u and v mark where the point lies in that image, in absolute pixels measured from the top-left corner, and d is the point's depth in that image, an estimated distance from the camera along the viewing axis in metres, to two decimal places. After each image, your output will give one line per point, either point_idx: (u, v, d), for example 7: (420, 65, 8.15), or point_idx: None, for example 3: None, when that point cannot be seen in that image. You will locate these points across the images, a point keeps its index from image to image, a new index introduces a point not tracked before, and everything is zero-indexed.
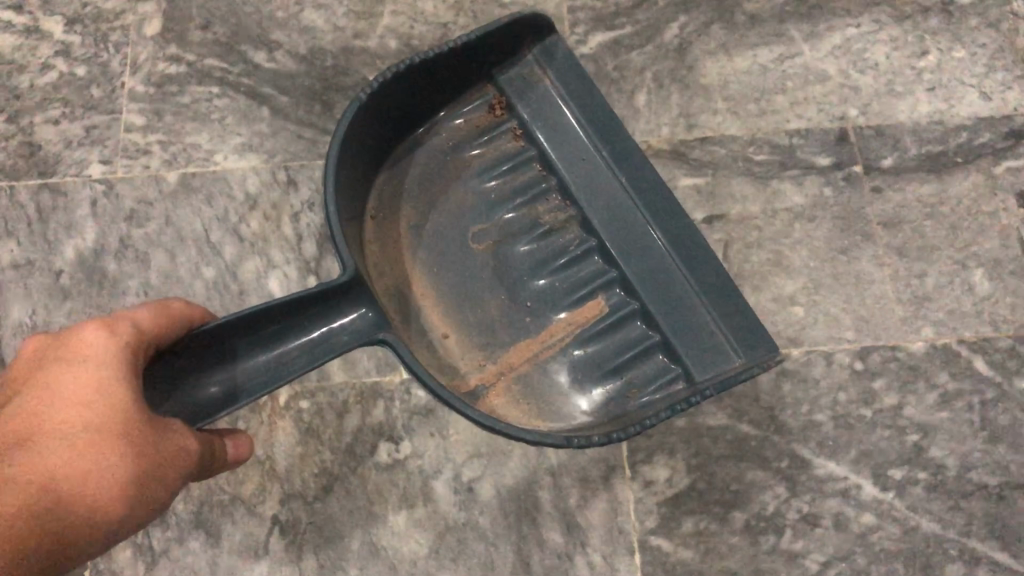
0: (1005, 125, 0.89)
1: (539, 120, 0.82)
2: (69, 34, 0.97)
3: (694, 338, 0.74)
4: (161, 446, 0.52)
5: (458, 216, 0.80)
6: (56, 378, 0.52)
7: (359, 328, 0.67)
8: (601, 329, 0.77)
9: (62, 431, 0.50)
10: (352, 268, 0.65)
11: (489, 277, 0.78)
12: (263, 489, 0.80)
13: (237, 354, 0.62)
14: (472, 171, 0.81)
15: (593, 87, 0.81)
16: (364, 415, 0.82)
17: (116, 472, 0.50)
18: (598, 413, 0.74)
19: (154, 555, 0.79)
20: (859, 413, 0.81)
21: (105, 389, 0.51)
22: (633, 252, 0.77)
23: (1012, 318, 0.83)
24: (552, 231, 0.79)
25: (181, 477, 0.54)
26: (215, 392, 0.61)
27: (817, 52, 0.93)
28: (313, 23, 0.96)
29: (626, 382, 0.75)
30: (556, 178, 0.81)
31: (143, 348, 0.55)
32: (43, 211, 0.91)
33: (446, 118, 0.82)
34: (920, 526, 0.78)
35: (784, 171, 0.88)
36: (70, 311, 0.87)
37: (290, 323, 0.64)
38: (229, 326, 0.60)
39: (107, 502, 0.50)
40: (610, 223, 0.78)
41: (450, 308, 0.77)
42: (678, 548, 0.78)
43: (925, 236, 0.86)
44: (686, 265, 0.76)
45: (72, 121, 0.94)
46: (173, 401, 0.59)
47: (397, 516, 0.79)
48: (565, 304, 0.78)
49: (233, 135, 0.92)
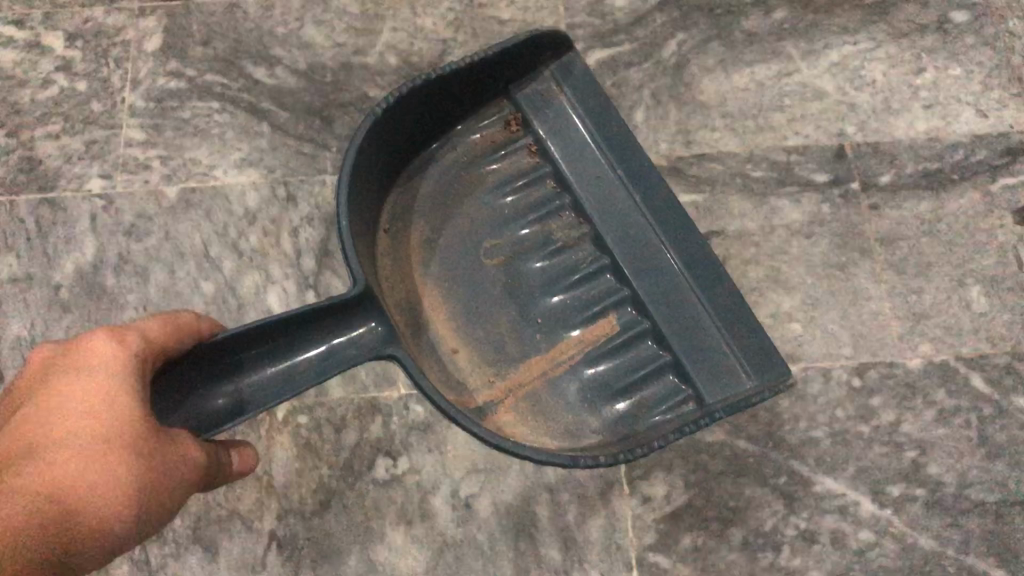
0: (1002, 142, 0.90)
1: (554, 137, 0.82)
2: (69, 50, 0.98)
3: (706, 361, 0.74)
4: (164, 456, 0.52)
5: (470, 230, 0.80)
6: (65, 387, 0.52)
7: (367, 343, 0.66)
8: (613, 347, 0.77)
9: (70, 438, 0.50)
10: (361, 284, 0.65)
11: (501, 292, 0.78)
12: (261, 505, 0.80)
13: (245, 365, 0.62)
14: (486, 186, 0.82)
15: (608, 104, 0.81)
16: (362, 430, 0.82)
17: (121, 475, 0.50)
18: (607, 432, 0.74)
19: (151, 570, 0.79)
20: (856, 429, 0.81)
21: (111, 395, 0.51)
22: (646, 271, 0.77)
23: (1009, 335, 0.83)
24: (565, 248, 0.80)
25: (187, 488, 0.54)
26: (221, 405, 0.61)
27: (815, 70, 0.93)
28: (313, 38, 0.96)
29: (636, 403, 0.76)
30: (570, 195, 0.81)
31: (152, 359, 0.55)
32: (42, 225, 0.91)
33: (461, 132, 0.82)
34: (918, 543, 0.78)
35: (782, 188, 0.88)
36: (69, 325, 0.87)
37: (298, 336, 0.64)
38: (238, 338, 0.60)
39: (115, 509, 0.49)
40: (624, 240, 0.78)
41: (460, 322, 0.77)
42: (677, 564, 0.78)
43: (922, 252, 0.86)
44: (700, 287, 0.76)
45: (72, 136, 0.94)
46: (180, 413, 0.60)
47: (395, 532, 0.79)
48: (577, 320, 0.78)
49: (232, 150, 0.92)
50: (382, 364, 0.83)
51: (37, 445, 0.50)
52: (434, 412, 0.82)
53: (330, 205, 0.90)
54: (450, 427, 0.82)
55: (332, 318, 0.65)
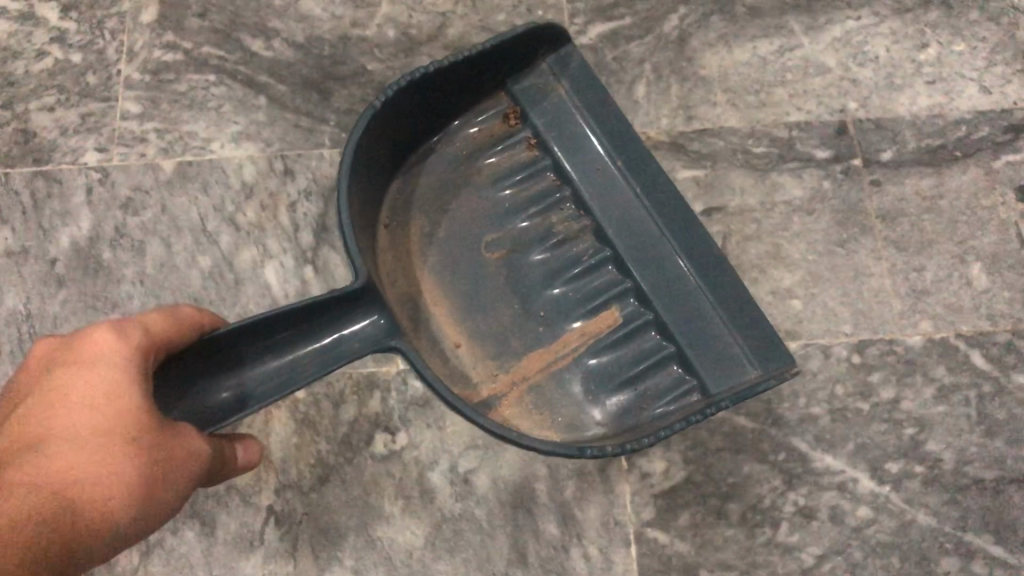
0: (1004, 119, 0.89)
1: (552, 129, 0.81)
2: (65, 21, 0.97)
3: (711, 351, 0.73)
4: (173, 450, 0.53)
5: (471, 224, 0.80)
6: (66, 383, 0.52)
7: (370, 335, 0.66)
8: (616, 339, 0.76)
9: (71, 434, 0.50)
10: (364, 275, 0.65)
11: (502, 286, 0.78)
12: (258, 479, 0.80)
13: (246, 360, 0.62)
14: (484, 180, 0.81)
15: (606, 97, 0.80)
16: (361, 405, 0.82)
17: (126, 476, 0.50)
18: (611, 425, 0.74)
19: (149, 544, 0.79)
20: (855, 406, 0.81)
21: (115, 392, 0.51)
22: (648, 263, 0.76)
23: (1009, 313, 0.83)
24: (564, 241, 0.79)
25: (194, 477, 0.54)
26: (225, 398, 0.61)
27: (817, 45, 0.92)
28: (311, 11, 0.95)
29: (640, 394, 0.75)
30: (570, 188, 0.80)
31: (158, 351, 0.55)
32: (38, 198, 0.90)
33: (459, 127, 0.82)
34: (916, 520, 0.78)
35: (784, 164, 0.88)
36: (65, 300, 0.87)
37: (300, 331, 0.64)
38: (240, 332, 0.60)
39: (118, 506, 0.49)
40: (625, 234, 0.77)
41: (461, 316, 0.77)
42: (675, 540, 0.78)
43: (923, 229, 0.86)
44: (703, 277, 0.75)
45: (68, 109, 0.93)
46: (184, 405, 0.59)
47: (393, 507, 0.79)
48: (578, 313, 0.78)
49: (229, 124, 0.92)
50: None
51: (38, 442, 0.50)
52: None
53: (328, 179, 0.89)
54: None
55: (336, 311, 0.65)
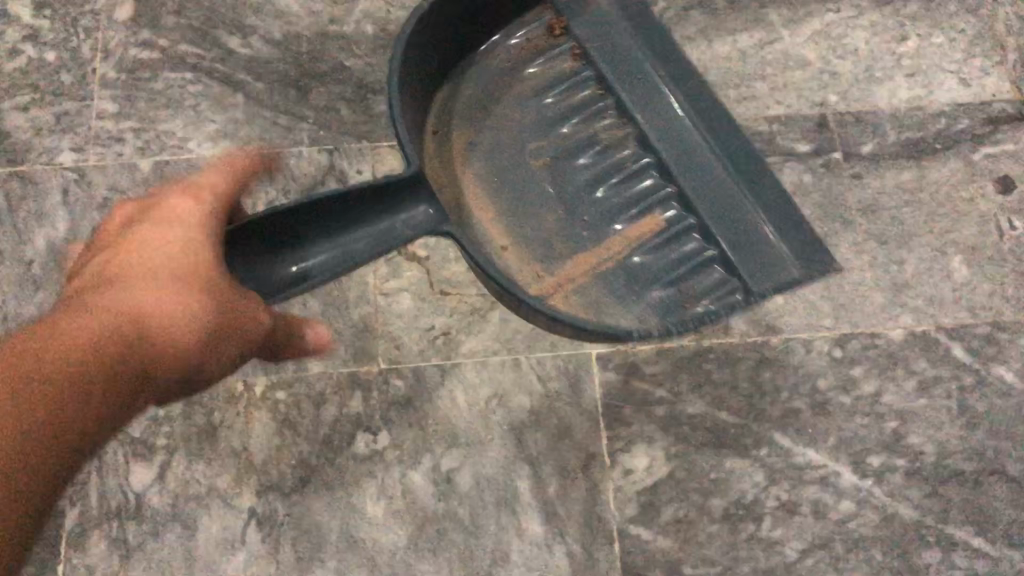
0: (982, 111, 0.90)
1: (595, 42, 0.85)
2: (38, 19, 0.95)
3: (755, 249, 0.80)
4: (235, 301, 0.59)
5: (513, 131, 0.84)
6: (147, 234, 0.60)
7: (418, 224, 0.72)
8: (661, 240, 0.81)
9: (148, 274, 0.57)
10: (415, 163, 0.69)
11: (547, 190, 0.82)
12: (240, 481, 0.79)
13: (309, 242, 0.68)
14: (524, 92, 0.85)
15: (646, 10, 0.86)
16: (342, 406, 0.81)
17: (199, 314, 0.56)
18: (656, 321, 0.78)
19: (130, 548, 0.78)
20: (837, 400, 0.81)
21: (191, 243, 0.59)
22: (690, 166, 0.82)
23: (989, 305, 0.83)
24: (609, 147, 0.83)
25: (255, 333, 0.61)
26: (293, 272, 0.68)
27: (798, 37, 0.92)
28: (287, 7, 0.94)
29: (681, 292, 0.80)
30: (613, 97, 0.84)
31: (224, 207, 0.63)
32: (13, 199, 0.89)
33: (500, 40, 0.87)
34: (897, 513, 0.78)
35: (764, 158, 0.88)
36: (43, 302, 0.86)
37: (357, 215, 0.69)
38: (302, 207, 0.65)
39: (181, 343, 0.56)
40: (669, 138, 0.83)
41: (506, 219, 0.81)
42: (658, 536, 0.78)
43: (903, 222, 0.86)
44: (747, 183, 0.81)
45: (42, 108, 0.92)
46: (252, 275, 0.66)
47: (375, 506, 0.79)
48: (619, 219, 0.81)
49: (207, 122, 0.91)
50: (360, 338, 0.83)
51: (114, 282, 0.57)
52: (415, 387, 0.82)
53: (307, 177, 0.89)
54: (428, 401, 0.81)
55: (388, 195, 0.70)
